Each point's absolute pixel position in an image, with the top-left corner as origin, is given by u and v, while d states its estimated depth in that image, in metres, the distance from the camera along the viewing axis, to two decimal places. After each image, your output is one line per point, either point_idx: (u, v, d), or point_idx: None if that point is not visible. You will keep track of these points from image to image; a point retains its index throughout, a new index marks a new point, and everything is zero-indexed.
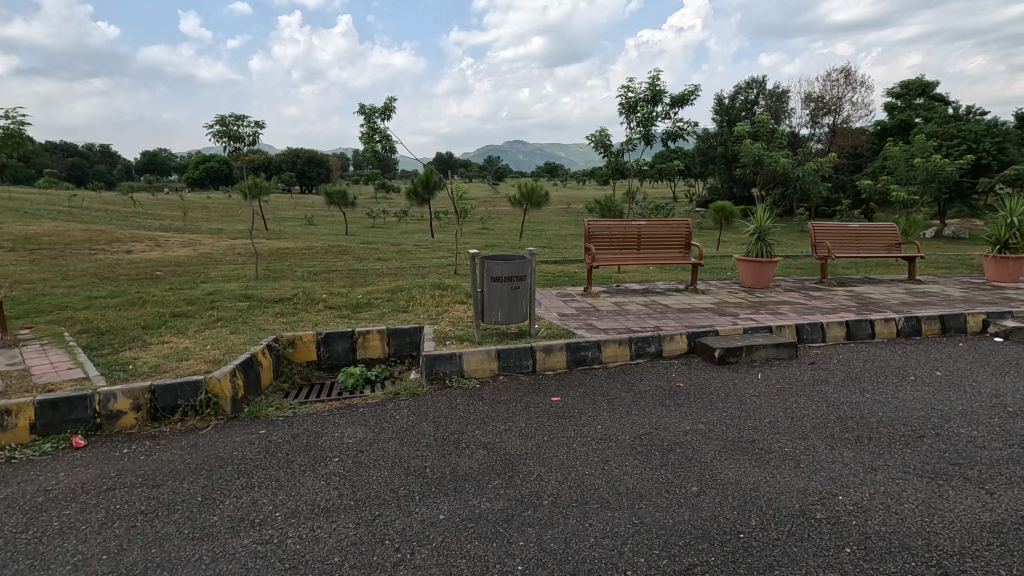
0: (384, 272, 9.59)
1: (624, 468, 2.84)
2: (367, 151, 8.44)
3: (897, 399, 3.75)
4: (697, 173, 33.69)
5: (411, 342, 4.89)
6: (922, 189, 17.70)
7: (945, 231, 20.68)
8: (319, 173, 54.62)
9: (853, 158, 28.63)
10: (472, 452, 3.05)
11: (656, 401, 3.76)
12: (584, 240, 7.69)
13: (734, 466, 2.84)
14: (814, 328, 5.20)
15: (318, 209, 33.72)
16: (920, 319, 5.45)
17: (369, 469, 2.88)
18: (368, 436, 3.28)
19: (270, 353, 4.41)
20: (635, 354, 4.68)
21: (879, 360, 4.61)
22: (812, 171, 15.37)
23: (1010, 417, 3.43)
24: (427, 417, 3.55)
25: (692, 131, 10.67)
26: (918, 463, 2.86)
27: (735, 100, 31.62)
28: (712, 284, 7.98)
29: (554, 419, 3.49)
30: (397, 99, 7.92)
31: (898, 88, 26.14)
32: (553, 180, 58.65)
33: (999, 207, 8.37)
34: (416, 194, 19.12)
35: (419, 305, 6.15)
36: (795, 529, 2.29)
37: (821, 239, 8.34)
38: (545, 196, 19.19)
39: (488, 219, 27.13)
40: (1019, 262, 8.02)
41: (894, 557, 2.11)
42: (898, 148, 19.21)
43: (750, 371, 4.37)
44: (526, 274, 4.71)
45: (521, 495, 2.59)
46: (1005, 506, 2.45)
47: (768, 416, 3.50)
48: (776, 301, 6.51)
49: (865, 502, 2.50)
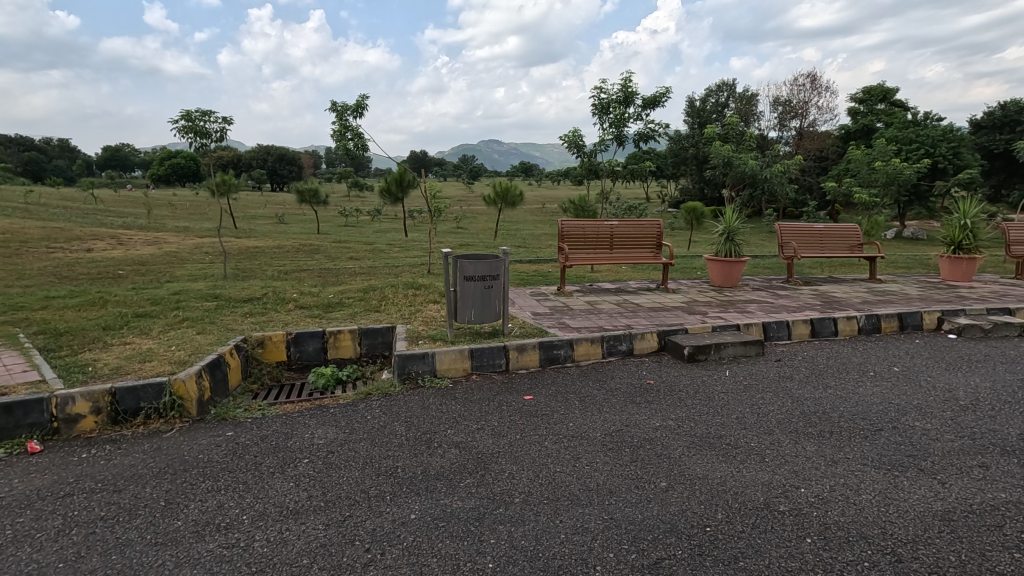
0: (356, 272, 9.47)
1: (595, 465, 2.88)
2: (339, 149, 8.31)
3: (857, 394, 3.89)
4: (670, 174, 34.19)
5: (383, 343, 4.86)
6: (883, 192, 18.31)
7: (904, 232, 21.46)
8: (290, 170, 53.66)
9: (819, 161, 29.46)
10: (444, 451, 3.05)
11: (627, 399, 3.81)
12: (557, 239, 7.73)
13: (701, 461, 2.90)
14: (779, 326, 5.34)
15: (289, 207, 33.12)
16: (880, 317, 5.65)
17: (339, 470, 2.85)
18: (339, 437, 3.25)
19: (238, 354, 4.32)
20: (606, 352, 4.74)
21: (841, 357, 4.76)
22: (779, 173, 15.76)
23: (962, 411, 3.57)
24: (399, 417, 3.53)
25: (663, 132, 10.83)
26: (875, 455, 2.97)
27: (706, 103, 32.21)
28: (683, 284, 8.10)
29: (526, 417, 3.50)
30: (369, 97, 7.85)
31: (861, 93, 26.97)
32: (527, 180, 58.89)
33: (952, 209, 8.77)
34: (389, 193, 18.87)
35: (391, 305, 6.10)
36: (758, 521, 2.36)
37: (787, 239, 8.56)
38: (519, 196, 19.23)
39: (462, 219, 27.03)
40: (971, 262, 8.38)
41: (851, 546, 2.19)
42: (860, 152, 19.84)
43: (718, 369, 4.46)
44: (500, 273, 4.71)
45: (493, 494, 2.60)
46: (956, 495, 2.56)
47: (736, 412, 3.58)
48: (744, 300, 6.65)
49: (826, 494, 2.58)
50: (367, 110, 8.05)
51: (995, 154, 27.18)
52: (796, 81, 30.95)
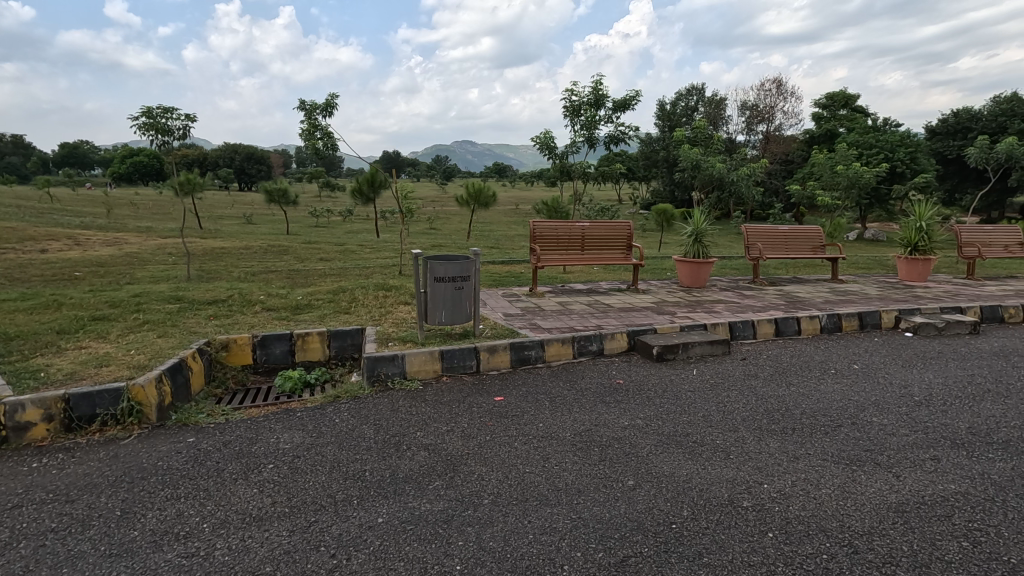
0: (326, 273, 9.32)
1: (564, 465, 2.89)
2: (307, 148, 8.18)
3: (819, 391, 4.00)
4: (641, 176, 34.68)
5: (353, 344, 4.80)
6: (844, 195, 18.94)
7: (865, 234, 22.22)
8: (259, 170, 52.61)
9: (784, 164, 30.27)
10: (414, 454, 3.02)
11: (597, 399, 3.84)
12: (529, 241, 7.75)
13: (668, 459, 2.94)
14: (745, 325, 5.46)
15: (257, 207, 32.44)
16: (841, 316, 5.83)
17: (306, 474, 2.80)
18: (306, 441, 3.19)
19: (201, 357, 4.19)
20: (577, 352, 4.77)
21: (804, 356, 4.89)
22: (746, 176, 16.15)
23: (916, 406, 3.71)
24: (368, 420, 3.49)
25: (633, 135, 10.97)
26: (835, 450, 3.06)
27: (677, 107, 32.80)
28: (653, 284, 8.23)
29: (496, 418, 3.50)
30: (338, 96, 7.75)
31: (823, 99, 27.44)
32: (501, 181, 59.08)
33: (909, 213, 9.11)
34: (361, 193, 18.67)
35: (361, 306, 6.03)
36: (722, 517, 2.41)
37: (753, 240, 8.77)
38: (492, 196, 19.23)
39: (435, 219, 26.91)
40: (927, 263, 8.72)
41: (811, 539, 2.25)
42: (823, 156, 20.45)
43: (686, 367, 4.54)
44: (470, 274, 4.70)
45: (462, 495, 2.59)
46: (910, 487, 2.66)
47: (702, 410, 3.64)
48: (711, 300, 6.78)
49: (788, 489, 2.65)
50: (337, 109, 7.94)
51: (949, 160, 28.33)
52: (762, 87, 31.74)
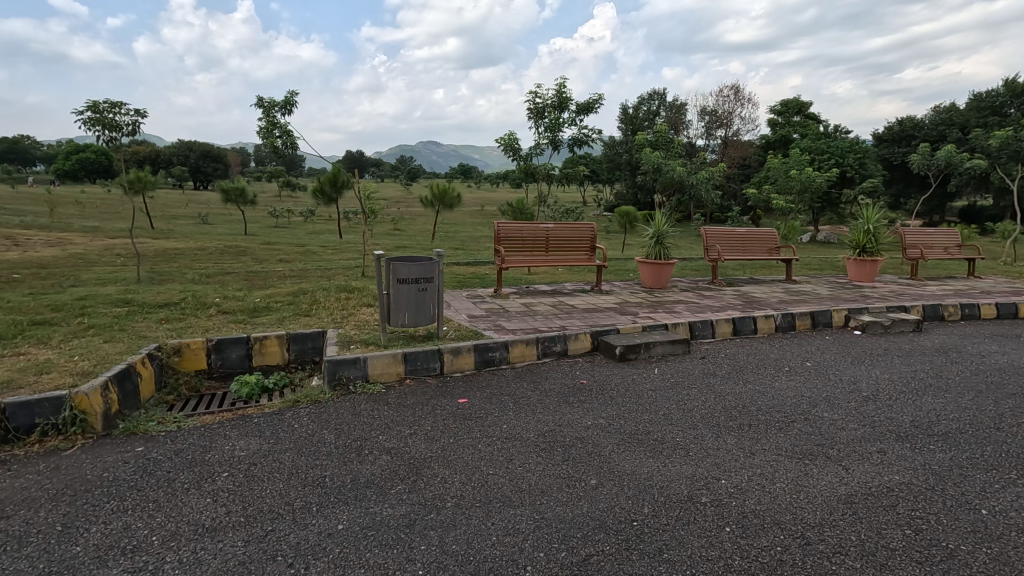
0: (285, 275, 9.10)
1: (527, 466, 2.90)
2: (265, 147, 7.96)
3: (775, 388, 4.14)
4: (605, 178, 35.22)
5: (313, 348, 4.70)
6: (798, 199, 19.69)
7: (817, 236, 23.14)
8: (215, 168, 50.96)
9: (742, 168, 31.23)
10: (376, 458, 2.97)
11: (561, 399, 3.87)
12: (494, 242, 7.74)
13: (630, 458, 2.98)
14: (704, 325, 5.61)
15: (214, 207, 31.38)
16: (794, 315, 6.04)
17: (263, 482, 2.72)
18: (263, 448, 3.10)
19: (152, 362, 4.02)
20: (541, 353, 4.79)
21: (760, 354, 5.05)
22: (705, 179, 16.61)
23: (864, 401, 3.88)
24: (329, 425, 3.41)
25: (596, 138, 11.10)
26: (788, 445, 3.17)
27: (639, 111, 33.42)
28: (616, 285, 8.35)
29: (460, 420, 3.49)
30: (298, 93, 7.57)
31: (779, 105, 28.32)
32: (467, 182, 59.17)
33: (857, 216, 9.53)
34: (323, 193, 18.34)
35: (322, 309, 5.91)
36: (681, 514, 2.45)
37: (712, 242, 9.00)
38: (457, 197, 19.14)
39: (399, 219, 26.58)
40: (875, 264, 9.12)
41: (766, 532, 2.32)
42: (778, 160, 21.19)
43: (647, 367, 4.63)
44: (434, 275, 4.67)
45: (425, 499, 2.56)
46: (858, 479, 2.77)
47: (663, 408, 3.72)
48: (672, 301, 6.92)
49: (744, 484, 2.72)
50: (296, 106, 7.75)
51: (895, 166, 29.74)
52: (721, 93, 32.67)
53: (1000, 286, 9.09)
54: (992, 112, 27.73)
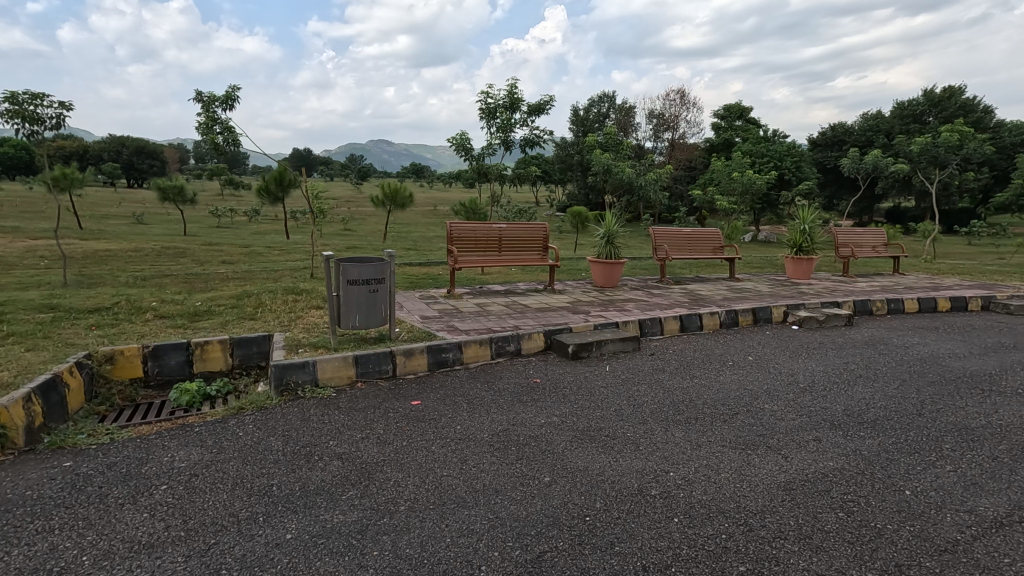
0: (228, 276, 8.75)
1: (481, 466, 2.90)
2: (205, 143, 7.62)
3: (720, 382, 4.30)
4: (557, 178, 35.65)
5: (259, 352, 4.54)
6: (740, 200, 20.53)
7: (758, 236, 24.20)
8: (150, 165, 48.38)
9: (688, 170, 32.28)
10: (326, 464, 2.90)
11: (514, 398, 3.89)
12: (447, 242, 7.69)
13: (582, 454, 3.03)
14: (653, 322, 5.76)
15: (150, 206, 29.77)
16: (737, 312, 6.30)
17: (205, 493, 2.60)
18: (205, 458, 2.97)
19: (81, 371, 3.78)
20: (495, 353, 4.79)
21: (706, 350, 5.23)
22: (653, 180, 17.05)
23: (801, 392, 4.09)
24: (276, 432, 3.30)
25: (547, 138, 11.21)
26: (732, 437, 3.30)
27: (589, 113, 34.02)
28: (569, 284, 8.45)
29: (413, 422, 3.45)
30: (240, 88, 7.29)
31: (722, 110, 29.25)
32: (419, 181, 58.56)
33: (794, 216, 10.01)
34: (268, 192, 17.72)
35: (268, 312, 5.71)
36: (632, 507, 2.52)
37: (660, 242, 9.26)
38: (409, 197, 18.91)
39: (349, 219, 25.98)
40: (811, 262, 9.62)
41: (711, 521, 2.41)
42: (722, 163, 22.03)
43: (599, 364, 4.71)
44: (385, 276, 4.59)
45: (377, 504, 2.52)
46: (796, 466, 2.92)
47: (614, 405, 3.80)
48: (623, 300, 7.08)
49: (691, 476, 2.82)
50: (238, 101, 7.45)
51: (828, 170, 31.47)
52: (668, 96, 33.68)
53: (921, 282, 9.75)
54: (914, 119, 29.74)
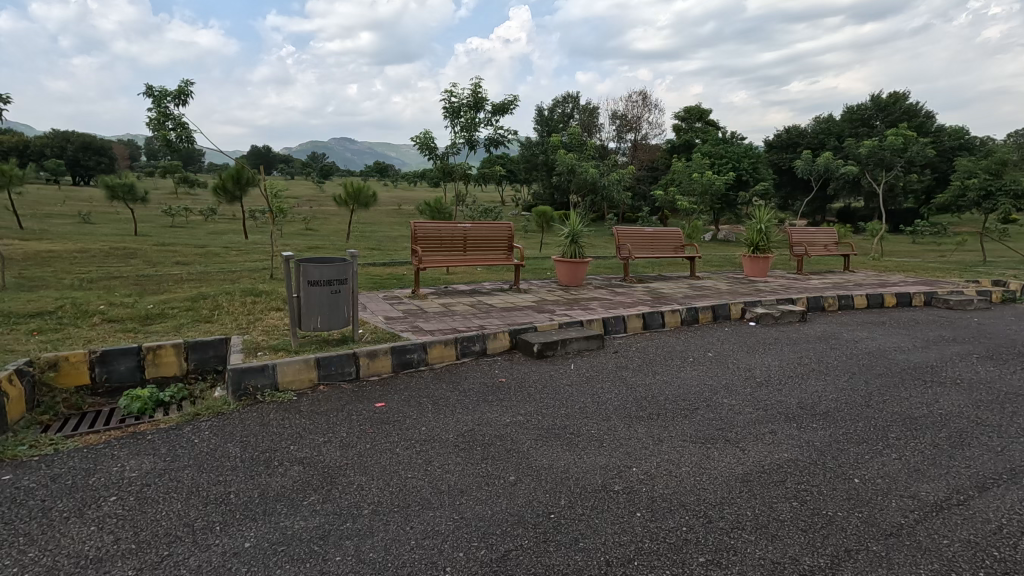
0: (183, 278, 8.47)
1: (447, 466, 2.89)
2: (157, 140, 7.33)
3: (681, 378, 4.40)
4: (523, 178, 35.79)
5: (216, 356, 4.40)
6: (700, 200, 21.05)
7: (718, 236, 24.85)
8: (98, 162, 46.24)
9: (650, 171, 32.89)
10: (287, 469, 2.83)
11: (480, 398, 3.89)
12: (411, 241, 7.61)
13: (547, 452, 3.06)
14: (617, 320, 5.85)
15: (97, 205, 28.41)
16: (698, 309, 6.45)
17: (158, 503, 2.51)
18: (158, 467, 2.86)
19: (23, 379, 3.58)
20: (460, 353, 4.78)
21: (668, 347, 5.34)
22: (617, 181, 17.32)
23: (758, 386, 4.23)
24: (234, 438, 3.20)
25: (512, 138, 11.24)
26: (692, 431, 3.38)
27: (554, 113, 34.34)
28: (534, 284, 8.49)
29: (377, 425, 3.41)
30: (193, 83, 7.04)
31: (682, 112, 29.90)
32: (383, 181, 57.90)
33: (751, 216, 10.32)
34: (225, 191, 17.18)
35: (226, 314, 5.54)
36: (596, 503, 2.55)
37: (624, 241, 9.40)
38: (373, 196, 18.65)
39: (310, 218, 25.41)
40: (767, 260, 9.95)
41: (672, 514, 2.46)
42: (683, 164, 22.54)
43: (564, 363, 4.75)
44: (348, 277, 4.52)
45: (340, 508, 2.48)
46: (753, 458, 3.02)
47: (579, 402, 3.84)
48: (587, 298, 7.16)
49: (653, 470, 2.88)
50: (191, 97, 7.20)
51: (783, 171, 32.58)
52: (630, 98, 34.26)
53: (869, 279, 10.20)
54: (862, 123, 31.03)
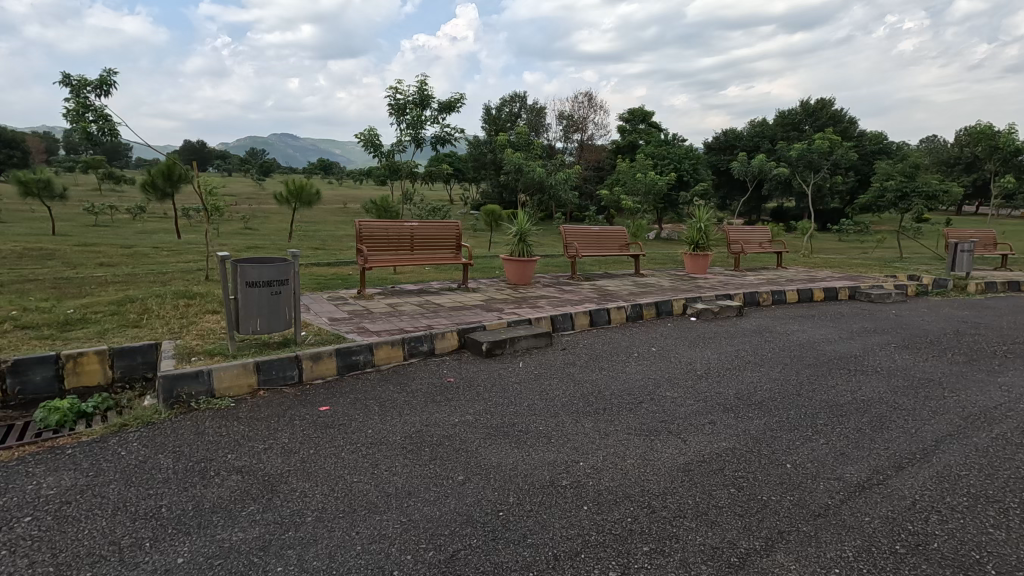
0: (108, 280, 7.94)
1: (394, 469, 2.84)
2: (75, 133, 6.82)
3: (626, 373, 4.51)
4: (471, 177, 35.71)
5: (145, 363, 4.15)
6: (644, 200, 21.65)
7: (661, 235, 25.64)
8: (9, 155, 42.65)
9: (596, 171, 33.54)
10: (224, 479, 2.71)
11: (428, 399, 3.85)
12: (356, 241, 7.44)
13: (496, 451, 3.06)
14: (565, 318, 5.92)
15: (8, 202, 26.15)
16: (642, 305, 6.63)
17: (79, 522, 2.34)
18: (79, 483, 2.66)
19: None
20: (408, 354, 4.71)
21: (614, 343, 5.46)
22: (564, 180, 17.56)
23: (698, 379, 4.39)
24: (166, 449, 3.03)
25: (459, 136, 11.18)
26: (637, 425, 3.47)
27: (501, 113, 34.44)
28: (482, 283, 8.49)
29: (321, 429, 3.31)
30: (116, 72, 6.60)
31: (626, 113, 30.67)
32: (328, 178, 56.39)
33: (691, 215, 10.70)
34: (154, 187, 16.23)
35: (156, 318, 5.23)
36: (544, 499, 2.58)
37: (571, 240, 9.53)
38: (316, 194, 18.09)
39: (249, 216, 24.34)
40: (707, 258, 10.35)
41: (618, 506, 2.52)
42: (627, 164, 23.11)
43: (513, 361, 4.77)
44: (289, 277, 4.36)
45: (281, 516, 2.40)
46: (693, 449, 3.13)
47: (527, 400, 3.86)
48: (535, 296, 7.22)
49: (599, 464, 2.93)
50: (114, 87, 6.74)
51: (721, 172, 33.96)
52: (576, 99, 34.81)
53: (800, 275, 10.79)
54: (793, 127, 32.78)
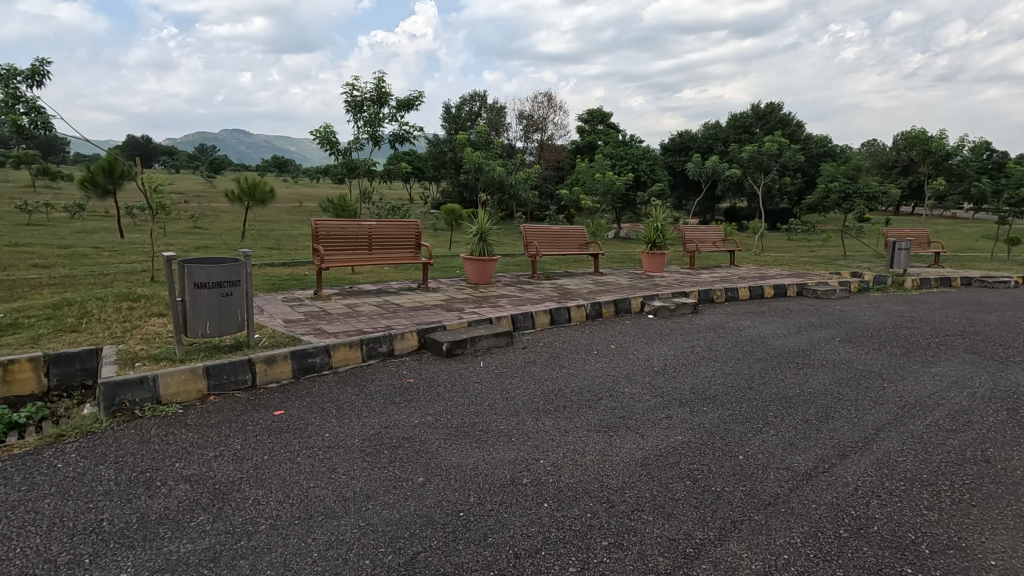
0: (43, 282, 7.49)
1: (352, 473, 2.78)
2: (4, 126, 6.40)
3: (586, 371, 4.57)
4: (431, 176, 35.43)
5: (84, 370, 3.94)
6: (603, 199, 21.97)
7: (620, 234, 26.09)
8: None
9: (556, 171, 33.85)
10: (171, 489, 2.59)
11: (387, 400, 3.79)
12: (312, 240, 7.26)
13: (456, 451, 3.05)
14: (525, 317, 5.95)
15: None
16: (601, 304, 6.73)
17: (10, 541, 2.20)
18: (10, 499, 2.50)
19: None
20: (366, 355, 4.63)
21: (574, 341, 5.52)
22: (524, 179, 17.64)
23: (656, 375, 4.49)
24: (107, 459, 2.88)
25: (418, 134, 11.06)
26: (596, 421, 3.52)
27: (461, 112, 34.30)
28: (442, 282, 8.44)
29: (276, 434, 3.22)
30: (50, 62, 6.23)
31: (585, 114, 31.10)
32: (283, 176, 54.90)
33: (649, 215, 10.92)
34: (94, 184, 15.41)
35: (96, 322, 4.97)
36: (504, 497, 2.58)
37: (531, 239, 9.57)
38: (270, 193, 17.56)
39: (199, 216, 23.43)
40: (664, 256, 10.58)
41: (577, 502, 2.55)
42: (586, 164, 23.41)
43: (473, 361, 4.76)
44: (241, 278, 4.22)
45: (233, 526, 2.32)
46: (651, 443, 3.20)
47: (488, 399, 3.86)
48: (496, 295, 7.23)
49: (559, 461, 2.96)
50: (48, 77, 6.36)
51: (677, 173, 34.82)
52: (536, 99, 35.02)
53: (751, 272, 11.18)
54: (744, 130, 33.92)
